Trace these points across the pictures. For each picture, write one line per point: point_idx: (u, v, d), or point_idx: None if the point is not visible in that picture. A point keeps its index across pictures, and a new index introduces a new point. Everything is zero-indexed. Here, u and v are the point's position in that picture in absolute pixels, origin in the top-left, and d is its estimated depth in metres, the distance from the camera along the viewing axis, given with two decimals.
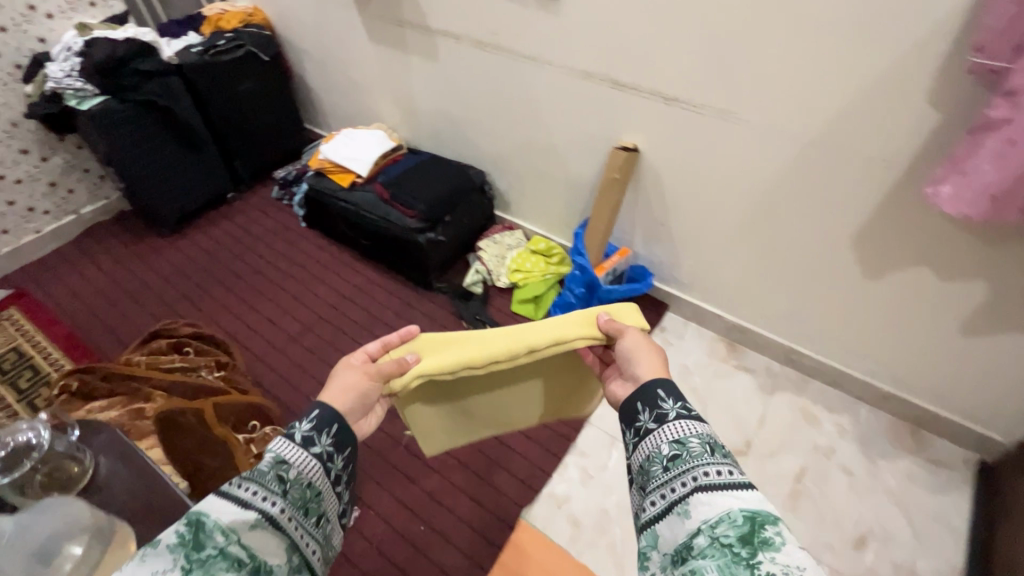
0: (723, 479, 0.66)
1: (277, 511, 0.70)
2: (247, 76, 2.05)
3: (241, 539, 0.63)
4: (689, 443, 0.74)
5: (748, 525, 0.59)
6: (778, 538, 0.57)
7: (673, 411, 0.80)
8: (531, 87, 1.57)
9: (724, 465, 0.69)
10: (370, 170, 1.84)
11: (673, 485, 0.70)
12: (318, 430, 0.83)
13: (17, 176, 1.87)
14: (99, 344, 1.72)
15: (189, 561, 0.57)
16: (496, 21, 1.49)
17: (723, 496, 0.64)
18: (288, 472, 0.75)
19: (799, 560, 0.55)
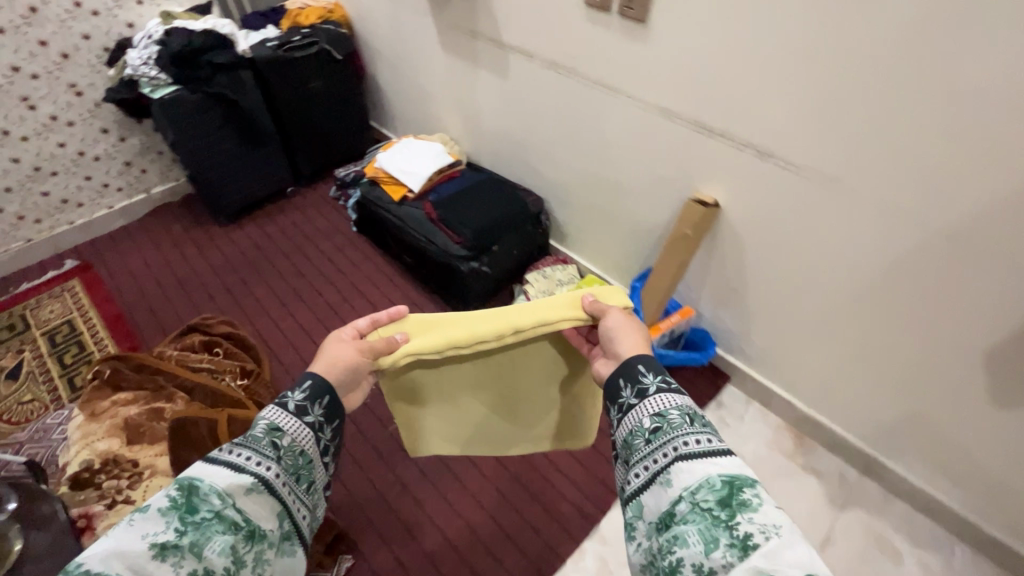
0: (707, 446, 0.66)
1: (270, 476, 0.73)
2: (318, 73, 2.03)
3: (236, 504, 0.67)
4: (668, 416, 0.73)
5: (726, 489, 0.60)
6: (756, 499, 0.58)
7: (653, 385, 0.78)
8: (602, 119, 1.40)
9: (703, 432, 0.69)
10: (423, 186, 1.74)
11: (654, 456, 0.69)
12: (311, 400, 0.84)
13: (97, 154, 1.94)
14: (141, 328, 1.75)
15: (183, 523, 0.61)
16: (573, 43, 1.34)
17: (703, 463, 0.64)
18: (282, 439, 0.77)
19: (775, 519, 0.56)
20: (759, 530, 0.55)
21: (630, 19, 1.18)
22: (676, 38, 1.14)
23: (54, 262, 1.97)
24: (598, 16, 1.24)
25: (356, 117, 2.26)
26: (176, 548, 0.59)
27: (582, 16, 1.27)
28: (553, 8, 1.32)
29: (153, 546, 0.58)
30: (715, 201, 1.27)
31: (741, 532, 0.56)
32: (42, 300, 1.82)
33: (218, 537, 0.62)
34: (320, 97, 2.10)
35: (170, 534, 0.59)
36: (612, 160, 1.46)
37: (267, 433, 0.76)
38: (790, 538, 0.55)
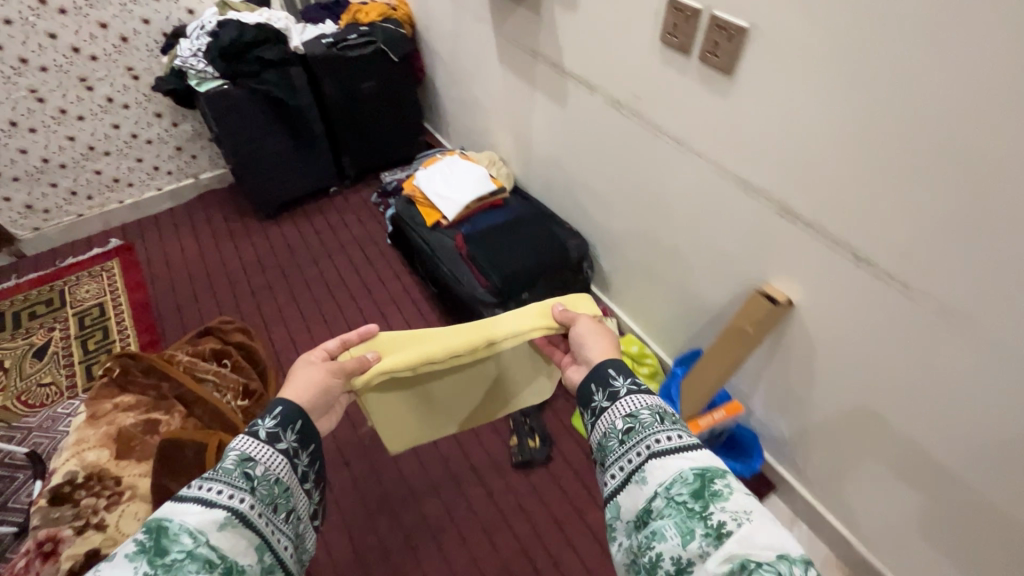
0: (681, 442, 0.68)
1: (247, 505, 0.68)
2: (372, 73, 1.93)
3: (209, 541, 0.62)
4: (638, 413, 0.74)
5: (698, 481, 0.63)
6: (726, 488, 0.61)
7: (623, 385, 0.79)
8: (665, 173, 1.19)
9: (674, 427, 0.71)
10: (459, 214, 1.59)
11: (627, 457, 0.70)
12: (282, 426, 0.78)
13: (149, 137, 1.94)
14: (163, 322, 1.74)
15: (153, 566, 0.56)
16: (642, 83, 1.12)
17: (675, 458, 0.66)
18: (256, 468, 0.72)
19: (745, 504, 0.59)
20: (731, 517, 0.58)
21: (713, 67, 0.95)
22: (765, 99, 0.91)
23: (100, 239, 2.01)
24: (676, 58, 1.02)
25: (408, 120, 2.15)
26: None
27: (656, 55, 1.05)
28: (623, 40, 1.11)
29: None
30: (789, 299, 1.04)
31: (714, 521, 0.59)
32: (82, 278, 1.86)
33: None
34: (372, 98, 2.00)
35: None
36: (672, 221, 1.24)
37: (238, 463, 0.71)
38: (758, 521, 0.59)
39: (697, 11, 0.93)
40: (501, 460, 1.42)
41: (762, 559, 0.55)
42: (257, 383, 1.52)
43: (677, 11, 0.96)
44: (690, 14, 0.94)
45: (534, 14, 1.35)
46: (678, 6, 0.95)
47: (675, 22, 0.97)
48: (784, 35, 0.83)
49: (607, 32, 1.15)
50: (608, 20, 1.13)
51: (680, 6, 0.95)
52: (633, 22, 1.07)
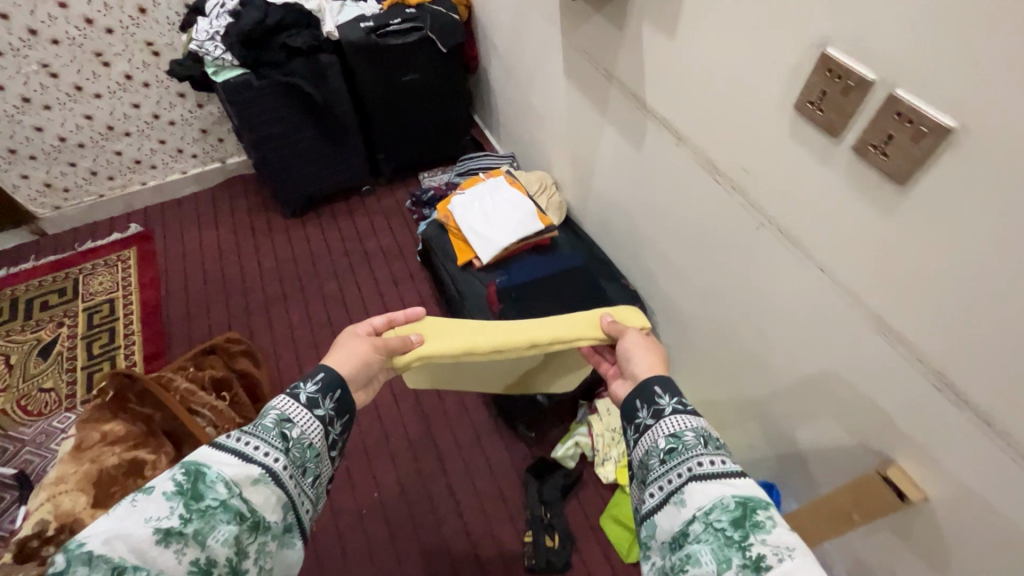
0: (726, 469, 0.65)
1: (278, 464, 0.65)
2: (416, 65, 1.66)
3: (242, 494, 0.60)
4: (681, 434, 0.70)
5: (739, 509, 0.60)
6: (769, 522, 0.58)
7: (670, 403, 0.73)
8: (765, 272, 0.89)
9: (718, 451, 0.67)
10: (496, 257, 1.34)
11: (667, 478, 0.67)
12: (323, 392, 0.74)
13: (171, 118, 1.77)
14: (171, 330, 1.62)
15: (188, 511, 0.55)
16: (756, 153, 0.81)
17: (716, 482, 0.63)
18: (293, 429, 0.69)
19: (789, 541, 0.56)
20: (772, 552, 0.56)
21: (872, 164, 0.64)
22: (948, 235, 0.60)
23: (120, 223, 1.89)
24: (813, 136, 0.70)
25: (453, 116, 1.87)
26: (181, 535, 0.54)
27: (784, 123, 0.74)
28: (737, 91, 0.80)
29: (158, 532, 0.53)
30: (924, 496, 0.74)
31: (753, 552, 0.56)
32: (96, 267, 1.76)
33: (224, 527, 0.56)
34: (415, 89, 1.73)
35: (175, 520, 0.54)
36: (763, 328, 0.95)
37: (277, 422, 0.68)
38: (802, 559, 0.55)
39: (864, 80, 0.61)
40: (512, 559, 1.22)
41: None
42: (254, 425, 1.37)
43: (828, 74, 0.65)
44: (852, 83, 0.62)
45: (615, 28, 1.03)
46: (832, 67, 0.64)
47: (823, 87, 0.66)
48: (1012, 159, 0.51)
49: (713, 73, 0.83)
50: (718, 60, 0.81)
51: (835, 68, 0.64)
52: (755, 69, 0.76)
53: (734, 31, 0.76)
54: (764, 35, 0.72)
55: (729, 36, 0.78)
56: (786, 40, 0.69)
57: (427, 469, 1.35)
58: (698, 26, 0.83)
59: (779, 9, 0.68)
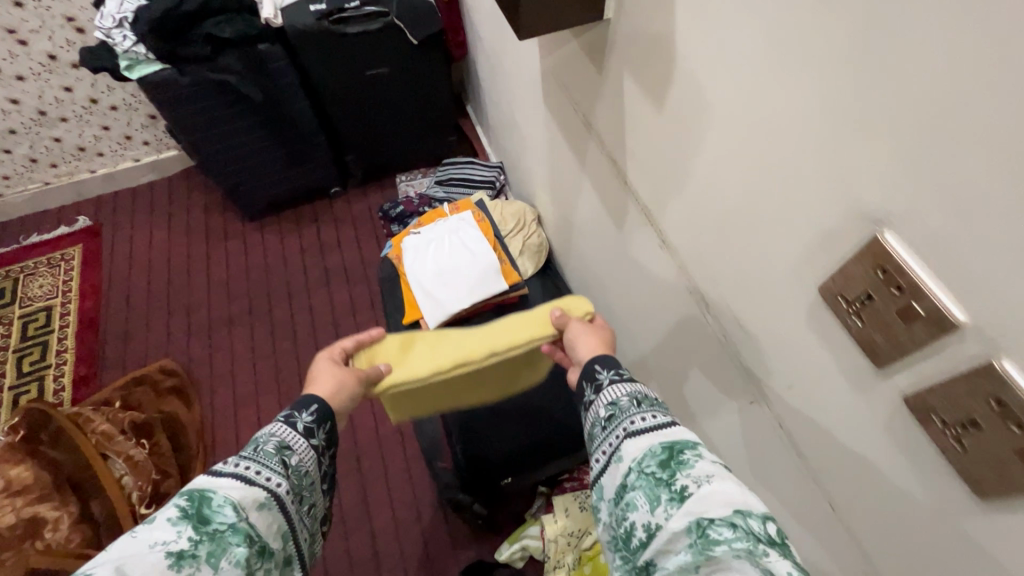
0: (663, 420, 0.51)
1: (282, 487, 0.53)
2: (382, 56, 1.38)
3: (250, 520, 0.49)
4: (613, 397, 0.55)
5: (666, 453, 0.48)
6: (693, 456, 0.46)
7: (606, 373, 0.58)
8: (759, 457, 0.63)
9: (655, 408, 0.53)
10: (446, 321, 1.11)
11: (606, 442, 0.53)
12: (322, 419, 0.61)
13: (112, 102, 1.56)
14: (106, 349, 1.47)
15: (198, 533, 0.45)
16: (757, 312, 0.54)
17: (647, 432, 0.50)
18: (295, 455, 0.56)
19: (710, 468, 0.45)
20: (693, 480, 0.45)
21: (928, 434, 0.38)
22: None
23: (69, 214, 1.71)
24: (840, 339, 0.44)
25: (434, 113, 1.59)
26: (192, 559, 0.44)
27: (800, 297, 0.47)
28: (738, 219, 0.53)
29: (170, 557, 0.43)
30: None
31: (677, 485, 0.45)
32: (39, 267, 1.60)
33: (234, 550, 0.46)
34: (384, 83, 1.45)
35: (184, 543, 0.44)
36: None
37: (277, 448, 0.55)
38: (725, 482, 0.44)
39: (944, 320, 0.33)
40: None
41: (718, 517, 0.42)
42: (172, 482, 1.23)
43: (880, 276, 0.37)
44: (920, 310, 0.35)
45: (593, 66, 0.74)
46: (888, 266, 0.36)
47: (867, 289, 0.39)
48: None
49: (708, 180, 0.56)
50: (716, 167, 0.53)
51: (892, 274, 0.36)
52: (767, 203, 0.48)
53: (739, 135, 0.49)
54: (783, 162, 0.44)
55: (733, 141, 0.50)
56: (817, 185, 0.41)
57: (359, 553, 1.18)
58: (692, 109, 0.54)
59: (810, 133, 0.40)
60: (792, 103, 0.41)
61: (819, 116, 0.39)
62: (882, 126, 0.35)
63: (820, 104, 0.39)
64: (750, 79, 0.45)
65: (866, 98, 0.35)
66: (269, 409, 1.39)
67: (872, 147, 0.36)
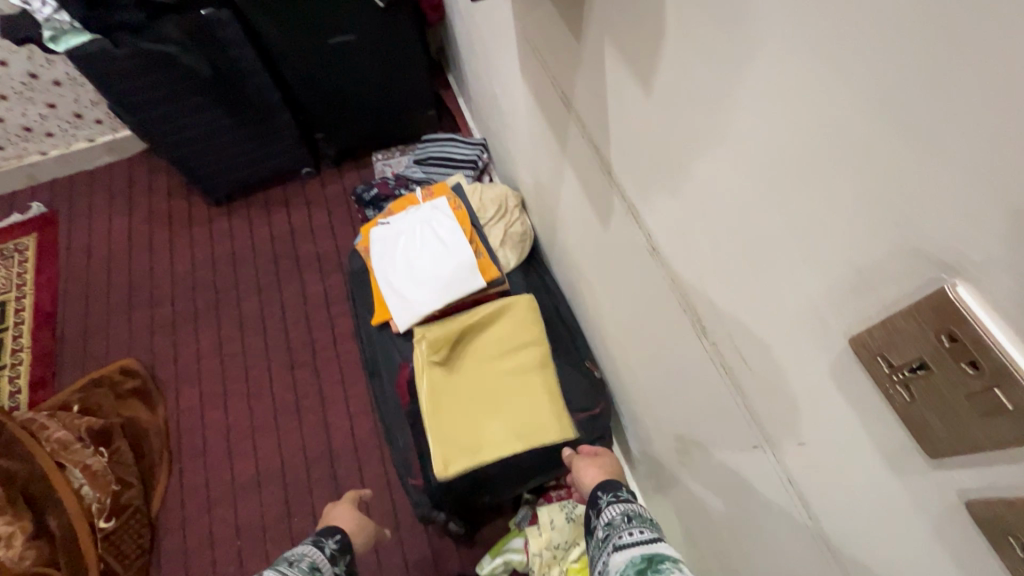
0: (647, 536, 0.60)
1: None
2: (347, 21, 1.24)
3: None
4: (610, 517, 0.67)
5: (644, 562, 0.56)
6: (668, 567, 0.53)
7: (606, 497, 0.71)
8: (757, 502, 0.54)
9: (641, 525, 0.63)
10: (419, 322, 1.00)
11: (601, 561, 0.62)
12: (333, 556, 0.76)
13: (55, 78, 1.42)
14: (65, 347, 1.38)
15: None
16: (764, 347, 0.44)
17: (633, 544, 0.60)
18: None
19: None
20: None
21: (999, 554, 0.28)
22: None
23: (23, 201, 1.59)
24: (878, 404, 0.33)
25: (410, 85, 1.45)
26: None
27: (828, 342, 0.37)
28: (749, 235, 0.42)
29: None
30: None
31: None
32: None
33: None
34: (352, 53, 1.31)
35: None
36: (746, 559, 0.62)
37: (308, 568, 0.71)
38: None
39: None
40: None
41: None
42: (133, 492, 1.16)
43: (944, 345, 0.26)
44: (1005, 403, 0.24)
45: (569, 34, 0.61)
46: (955, 332, 0.26)
47: (922, 356, 0.28)
48: None
49: (711, 182, 0.44)
50: (723, 167, 0.42)
51: (965, 345, 0.25)
52: (789, 221, 0.37)
53: (756, 131, 0.37)
54: (817, 169, 0.33)
55: (746, 135, 0.38)
56: (866, 203, 0.30)
57: None
58: (693, 92, 0.42)
59: (862, 131, 0.29)
60: (839, 88, 0.30)
61: (878, 108, 0.28)
62: (981, 130, 0.23)
63: (879, 91, 0.27)
64: (773, 55, 0.33)
65: (955, 88, 0.24)
66: (238, 410, 1.30)
67: (958, 160, 0.25)
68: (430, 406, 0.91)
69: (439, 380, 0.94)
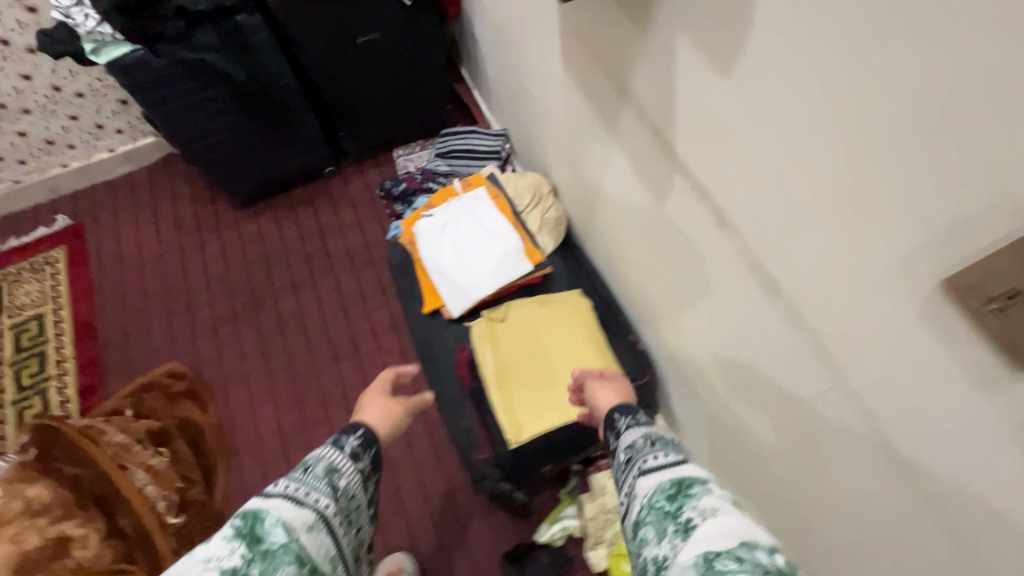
0: (674, 459, 0.61)
1: (328, 507, 0.65)
2: (372, 22, 1.29)
3: (300, 541, 0.60)
4: (631, 442, 0.66)
5: (674, 487, 0.56)
6: (699, 491, 0.54)
7: (625, 420, 0.70)
8: (827, 441, 0.61)
9: (665, 448, 0.63)
10: (471, 307, 1.07)
11: (626, 484, 0.62)
12: (362, 448, 0.75)
13: (77, 89, 1.43)
14: (108, 356, 1.41)
15: (250, 552, 0.56)
16: (843, 300, 0.51)
17: (659, 469, 0.59)
18: (343, 479, 0.70)
19: (712, 502, 0.53)
20: (699, 513, 0.52)
21: None
22: None
23: (46, 213, 1.59)
24: (967, 334, 0.40)
25: (431, 81, 1.48)
26: None
27: (914, 288, 0.43)
28: (837, 201, 0.47)
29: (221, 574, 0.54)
30: None
31: (683, 517, 0.53)
32: (23, 273, 1.50)
33: (286, 568, 0.57)
34: (376, 51, 1.34)
35: (237, 561, 0.55)
36: (813, 495, 0.69)
37: (326, 471, 0.68)
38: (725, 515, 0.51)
39: None
40: None
41: (720, 546, 0.48)
42: (198, 488, 1.16)
43: None
44: None
45: (632, 26, 0.66)
46: None
47: (1016, 285, 0.34)
48: None
49: (794, 158, 0.50)
50: (814, 141, 0.47)
51: None
52: (883, 186, 0.43)
53: (851, 111, 0.43)
54: (918, 140, 0.38)
55: (840, 114, 0.44)
56: (963, 167, 0.36)
57: (395, 543, 1.17)
58: (781, 77, 0.48)
59: (964, 109, 0.35)
60: (936, 75, 0.36)
61: (984, 88, 0.33)
62: None
63: (976, 77, 0.34)
64: (874, 43, 0.39)
65: None
66: (288, 405, 1.34)
67: None
68: (497, 378, 0.97)
69: (502, 355, 0.99)
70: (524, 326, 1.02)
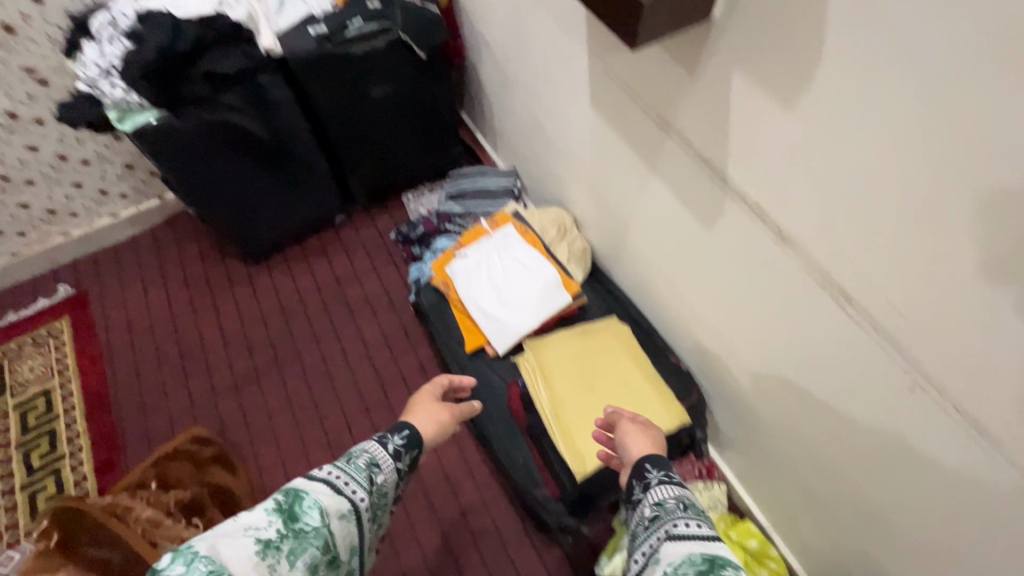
0: (707, 530, 0.56)
1: (362, 500, 0.64)
2: (385, 77, 1.33)
3: (330, 527, 0.59)
4: (662, 498, 0.62)
5: (706, 563, 0.52)
6: None
7: (657, 474, 0.65)
8: (909, 438, 0.64)
9: (698, 516, 0.58)
10: (514, 343, 1.08)
11: (646, 543, 0.59)
12: (402, 449, 0.73)
13: (84, 156, 1.42)
14: (125, 428, 1.34)
15: (285, 528, 0.56)
16: (923, 300, 0.55)
17: (690, 540, 0.55)
18: (381, 474, 0.68)
19: None
20: None
21: None
22: None
23: (46, 284, 1.54)
24: None
25: (439, 129, 1.53)
26: (275, 549, 0.55)
27: (1013, 279, 0.47)
28: (923, 211, 0.52)
29: (258, 542, 0.54)
30: None
31: None
32: (25, 347, 1.44)
33: (310, 551, 0.57)
34: (390, 101, 1.39)
35: (272, 533, 0.55)
36: (893, 493, 0.71)
37: (368, 464, 0.67)
38: None
39: None
40: None
41: None
42: None
43: None
44: None
45: (676, 68, 0.72)
46: None
47: None
48: None
49: (874, 174, 0.55)
50: (889, 160, 0.53)
51: None
52: (973, 192, 0.47)
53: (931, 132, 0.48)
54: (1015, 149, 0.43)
55: (924, 132, 0.49)
56: None
57: None
58: (862, 103, 0.53)
59: None
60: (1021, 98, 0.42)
61: None
62: None
63: None
64: (960, 69, 0.44)
65: None
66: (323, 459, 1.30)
67: None
68: (554, 412, 0.98)
69: (555, 389, 1.00)
70: (572, 359, 1.03)
